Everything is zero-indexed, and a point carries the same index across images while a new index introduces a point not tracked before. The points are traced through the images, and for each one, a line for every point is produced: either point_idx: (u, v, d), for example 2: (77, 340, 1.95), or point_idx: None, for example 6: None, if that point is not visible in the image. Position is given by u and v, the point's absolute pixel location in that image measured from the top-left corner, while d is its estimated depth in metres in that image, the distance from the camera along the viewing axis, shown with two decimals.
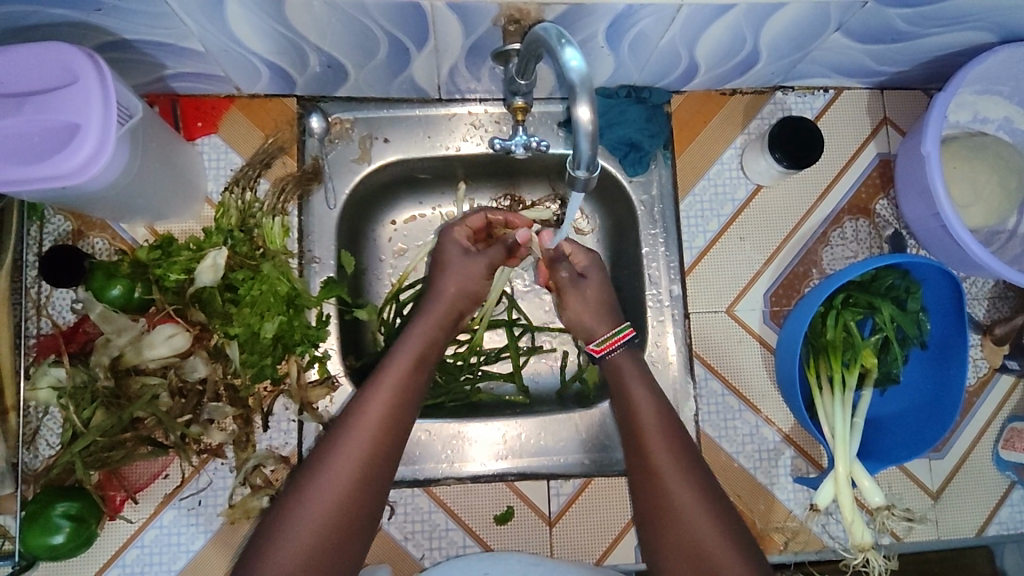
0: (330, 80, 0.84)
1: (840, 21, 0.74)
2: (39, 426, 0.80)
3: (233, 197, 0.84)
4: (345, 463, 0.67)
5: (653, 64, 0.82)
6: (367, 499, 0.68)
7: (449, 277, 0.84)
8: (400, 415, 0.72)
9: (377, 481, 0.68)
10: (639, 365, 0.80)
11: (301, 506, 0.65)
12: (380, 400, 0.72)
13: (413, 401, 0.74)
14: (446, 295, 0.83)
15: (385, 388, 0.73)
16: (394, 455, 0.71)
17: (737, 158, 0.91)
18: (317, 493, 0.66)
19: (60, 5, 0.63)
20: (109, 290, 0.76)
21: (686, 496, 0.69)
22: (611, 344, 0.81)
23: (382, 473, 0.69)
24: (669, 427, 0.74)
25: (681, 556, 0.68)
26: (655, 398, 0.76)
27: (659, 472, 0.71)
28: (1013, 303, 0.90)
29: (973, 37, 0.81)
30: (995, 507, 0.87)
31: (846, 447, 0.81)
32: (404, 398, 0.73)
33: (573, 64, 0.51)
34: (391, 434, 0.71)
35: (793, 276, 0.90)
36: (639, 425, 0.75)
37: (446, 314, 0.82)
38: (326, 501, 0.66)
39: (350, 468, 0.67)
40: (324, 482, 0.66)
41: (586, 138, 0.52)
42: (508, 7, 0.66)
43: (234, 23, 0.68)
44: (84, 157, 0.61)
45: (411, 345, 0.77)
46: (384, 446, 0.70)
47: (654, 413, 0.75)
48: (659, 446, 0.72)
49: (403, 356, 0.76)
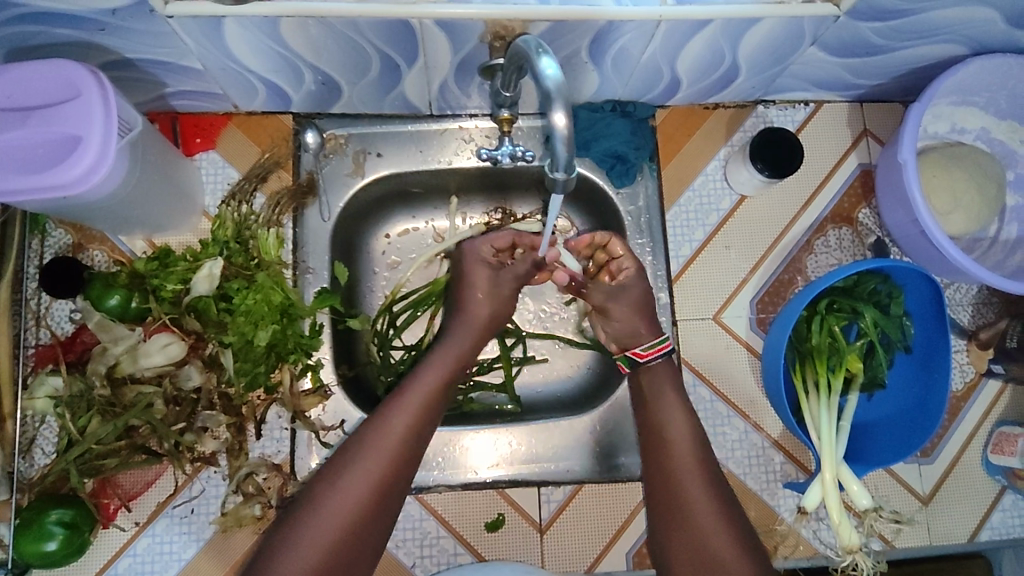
0: (325, 97, 0.87)
1: (815, 35, 0.77)
2: (36, 435, 0.81)
3: (230, 209, 0.87)
4: (364, 479, 0.66)
5: (637, 78, 0.85)
6: (380, 518, 0.66)
7: (472, 295, 0.85)
8: (420, 431, 0.71)
9: (391, 501, 0.67)
10: (669, 375, 0.81)
11: (315, 514, 0.64)
12: (401, 417, 0.71)
13: (432, 421, 0.73)
14: (468, 312, 0.84)
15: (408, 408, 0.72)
16: (411, 471, 0.69)
17: (721, 169, 0.94)
18: (330, 502, 0.64)
19: (65, 25, 0.66)
20: (108, 299, 0.78)
21: (704, 501, 0.70)
22: (654, 351, 0.81)
23: (398, 488, 0.68)
24: (692, 435, 0.76)
25: (692, 563, 0.67)
26: (682, 405, 0.79)
27: (675, 473, 0.73)
28: (996, 308, 0.91)
29: (946, 50, 0.83)
30: (986, 512, 0.87)
31: (832, 449, 0.81)
32: (425, 418, 0.72)
33: (549, 72, 0.53)
34: (410, 454, 0.70)
35: (778, 283, 0.91)
36: (656, 426, 0.77)
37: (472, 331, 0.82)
38: (340, 516, 0.64)
39: (370, 482, 0.66)
40: (338, 498, 0.65)
41: (563, 143, 0.54)
42: (494, 24, 0.69)
43: (232, 42, 0.71)
44: (84, 168, 0.63)
45: (435, 370, 0.76)
46: (404, 461, 0.69)
47: (682, 421, 0.77)
48: (676, 438, 0.75)
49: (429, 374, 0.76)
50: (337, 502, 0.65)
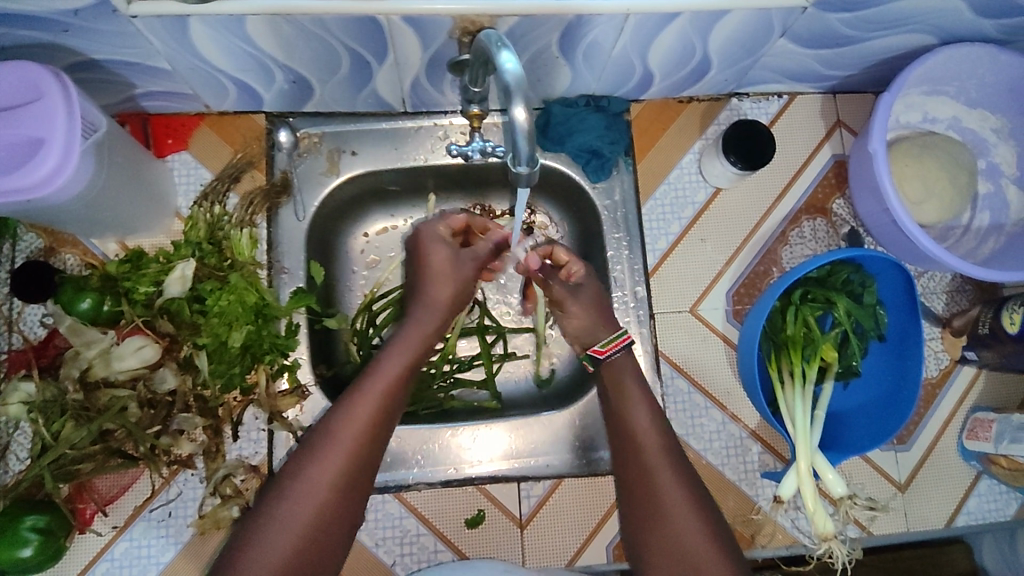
0: (298, 96, 0.86)
1: (784, 26, 0.77)
2: (9, 441, 0.80)
3: (202, 210, 0.86)
4: (324, 476, 0.65)
5: (610, 72, 0.85)
6: (344, 515, 0.66)
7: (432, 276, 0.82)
8: (381, 422, 0.70)
9: (354, 496, 0.66)
10: (634, 366, 0.80)
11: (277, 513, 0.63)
12: (360, 411, 0.69)
13: (395, 410, 0.72)
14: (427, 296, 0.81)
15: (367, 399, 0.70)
16: (372, 464, 0.69)
17: (696, 163, 0.94)
18: (292, 500, 0.64)
19: (27, 26, 0.66)
20: (79, 303, 0.78)
21: (678, 497, 0.69)
22: (614, 346, 0.79)
23: (361, 482, 0.67)
24: (659, 427, 0.74)
25: (667, 559, 0.67)
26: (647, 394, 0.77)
27: (645, 468, 0.71)
28: (970, 296, 0.92)
29: (915, 40, 0.84)
30: (961, 498, 0.88)
31: (808, 439, 0.82)
32: (387, 410, 0.71)
33: (509, 67, 0.53)
34: (372, 447, 0.68)
35: (754, 275, 0.92)
36: (623, 418, 0.75)
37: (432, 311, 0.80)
38: (302, 515, 0.63)
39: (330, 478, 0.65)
40: (298, 497, 0.64)
41: (524, 138, 0.54)
42: (462, 20, 0.69)
43: (199, 42, 0.71)
44: (49, 169, 0.63)
45: (395, 356, 0.75)
46: (365, 453, 0.68)
47: (649, 414, 0.75)
48: (643, 428, 0.74)
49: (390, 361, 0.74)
50: (299, 500, 0.64)
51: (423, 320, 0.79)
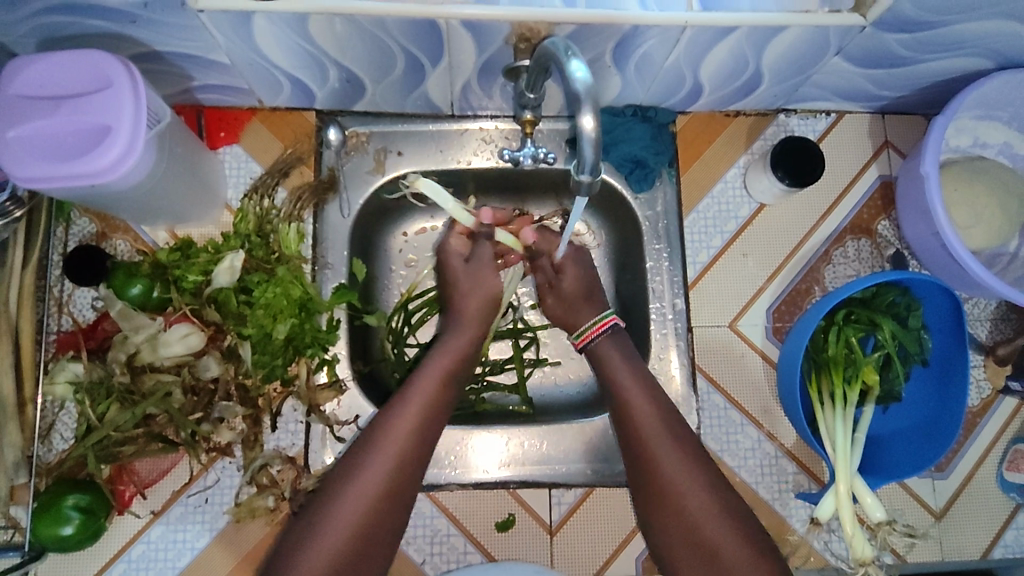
0: (349, 95, 0.88)
1: (839, 45, 0.77)
2: (54, 420, 0.82)
3: (252, 204, 0.88)
4: (381, 469, 0.68)
5: (659, 84, 0.86)
6: (395, 510, 0.68)
7: (466, 292, 0.87)
8: (427, 428, 0.72)
9: (402, 501, 0.68)
10: (620, 344, 0.83)
11: (331, 514, 0.65)
12: (415, 408, 0.73)
13: (440, 417, 0.74)
14: (468, 313, 0.86)
15: (417, 401, 0.74)
16: (420, 469, 0.70)
17: (741, 177, 0.94)
18: (344, 503, 0.66)
19: (98, 17, 0.67)
20: (129, 288, 0.79)
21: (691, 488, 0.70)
22: (589, 335, 0.84)
23: (409, 486, 0.69)
24: (670, 432, 0.74)
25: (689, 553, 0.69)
26: (650, 396, 0.77)
27: (661, 478, 0.72)
28: (1015, 325, 0.90)
29: (971, 64, 0.83)
30: (999, 530, 0.86)
31: (847, 461, 0.81)
32: (437, 410, 0.74)
33: (578, 75, 0.53)
34: (421, 447, 0.71)
35: (795, 293, 0.91)
36: (635, 424, 0.75)
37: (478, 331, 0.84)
38: (360, 503, 0.66)
39: (379, 482, 0.67)
40: (349, 500, 0.66)
41: (589, 146, 0.55)
42: (520, 26, 0.70)
43: (261, 38, 0.72)
44: (114, 157, 0.64)
45: (438, 365, 0.78)
46: (414, 459, 0.70)
47: (655, 416, 0.75)
48: (648, 421, 0.75)
49: (435, 369, 0.77)
50: (351, 502, 0.66)
51: (462, 331, 0.83)
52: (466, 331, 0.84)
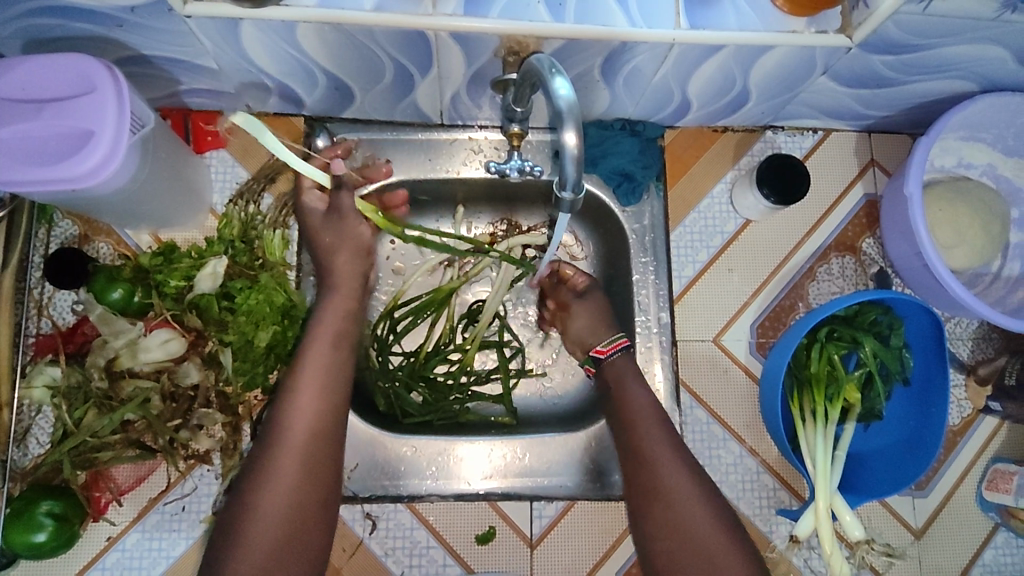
0: (338, 102, 0.87)
1: (826, 64, 0.77)
2: (31, 424, 0.81)
3: (237, 209, 0.87)
4: (292, 461, 0.65)
5: (647, 99, 0.86)
6: (321, 486, 0.66)
7: (339, 250, 0.80)
8: (334, 397, 0.70)
9: (326, 476, 0.67)
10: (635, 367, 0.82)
11: (256, 498, 0.63)
12: (310, 381, 0.70)
13: (343, 382, 0.72)
14: (342, 268, 0.79)
15: (314, 371, 0.71)
16: (336, 441, 0.69)
17: (727, 192, 0.94)
18: (268, 484, 0.64)
19: (84, 20, 0.67)
20: (109, 293, 0.78)
21: (677, 476, 0.71)
22: (612, 347, 0.83)
23: (329, 459, 0.67)
24: (676, 452, 0.73)
25: (671, 542, 0.68)
26: (658, 418, 0.76)
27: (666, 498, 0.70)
28: (997, 344, 0.91)
29: (956, 86, 0.84)
30: (977, 549, 0.86)
31: (827, 478, 0.81)
32: (333, 384, 0.71)
33: (562, 93, 0.53)
34: (329, 417, 0.69)
35: (780, 309, 0.91)
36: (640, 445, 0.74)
37: (356, 288, 0.79)
38: (283, 488, 0.64)
39: (295, 458, 0.66)
40: (271, 483, 0.64)
41: (571, 162, 0.55)
42: (508, 39, 0.70)
43: (249, 45, 0.72)
44: (95, 162, 0.64)
45: (325, 329, 0.74)
46: (325, 430, 0.68)
47: (650, 408, 0.77)
48: (642, 412, 0.77)
49: (323, 334, 0.74)
50: (274, 483, 0.64)
51: (340, 291, 0.78)
52: (341, 293, 0.78)
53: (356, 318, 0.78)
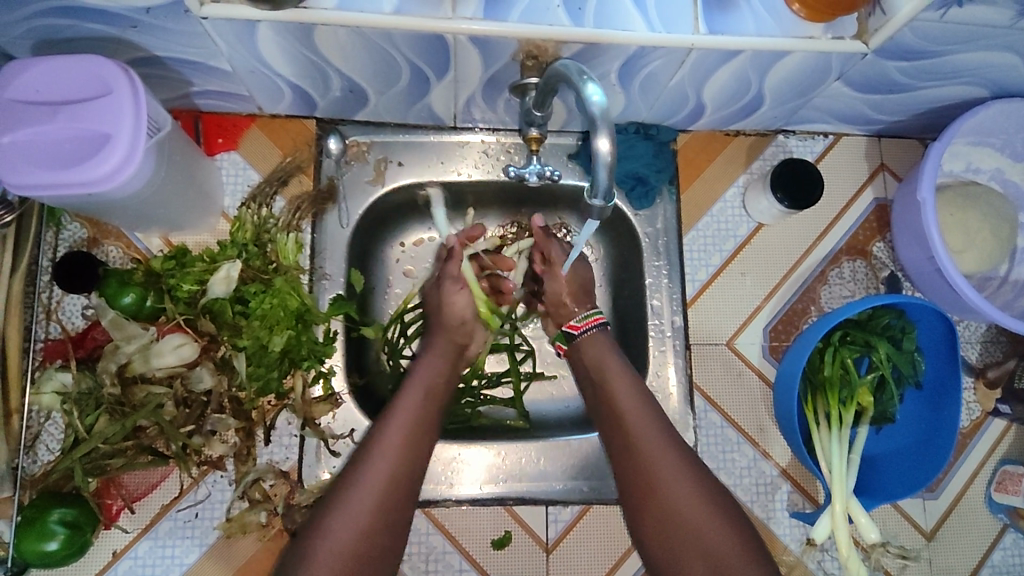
0: (351, 104, 0.87)
1: (841, 70, 0.78)
2: (40, 431, 0.80)
3: (250, 212, 0.86)
4: (373, 490, 0.68)
5: (662, 103, 0.86)
6: (393, 525, 0.67)
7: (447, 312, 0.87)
8: (420, 441, 0.73)
9: (399, 516, 0.68)
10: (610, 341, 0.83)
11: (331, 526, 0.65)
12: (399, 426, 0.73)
13: (430, 430, 0.75)
14: (447, 329, 0.86)
15: (405, 414, 0.74)
16: (414, 486, 0.71)
17: (740, 196, 0.94)
18: (345, 514, 0.66)
19: (97, 20, 0.66)
20: (121, 298, 0.77)
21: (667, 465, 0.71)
22: (586, 323, 0.84)
23: (406, 500, 0.69)
24: (663, 433, 0.74)
25: (666, 534, 0.69)
26: (642, 398, 0.77)
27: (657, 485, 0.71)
28: (1005, 347, 0.92)
29: (968, 92, 0.85)
30: (987, 550, 0.87)
31: (843, 481, 0.82)
32: (421, 428, 0.74)
33: (594, 99, 0.53)
34: (413, 459, 0.71)
35: (792, 312, 0.92)
36: (631, 434, 0.74)
37: (450, 349, 0.85)
38: (355, 521, 0.65)
39: (376, 494, 0.67)
40: (346, 513, 0.66)
41: (604, 169, 0.54)
42: (528, 43, 0.70)
43: (264, 47, 0.71)
44: (112, 166, 0.63)
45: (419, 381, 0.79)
46: (408, 470, 0.70)
47: (634, 395, 0.76)
48: (625, 402, 0.76)
49: (418, 385, 0.78)
50: (351, 514, 0.66)
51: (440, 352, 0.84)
52: (437, 355, 0.84)
53: (448, 378, 0.83)
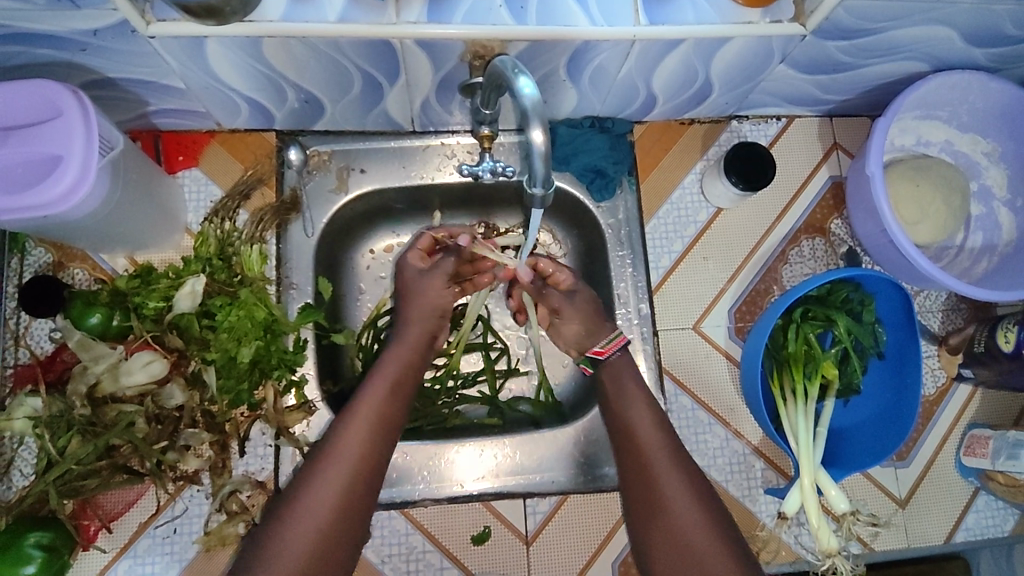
0: (307, 115, 0.88)
1: (783, 53, 0.79)
2: (13, 457, 0.80)
3: (212, 226, 0.87)
4: (329, 488, 0.68)
5: (613, 96, 0.88)
6: (353, 520, 0.68)
7: (414, 302, 0.87)
8: (380, 438, 0.73)
9: (358, 512, 0.69)
10: (634, 368, 0.83)
11: (290, 523, 0.65)
12: (360, 426, 0.73)
13: (391, 426, 0.75)
14: (413, 318, 0.86)
15: (366, 412, 0.74)
16: (372, 482, 0.71)
17: (698, 183, 0.96)
18: (302, 513, 0.66)
19: (45, 45, 0.67)
20: (87, 318, 0.78)
21: (660, 461, 0.74)
22: (612, 346, 0.83)
23: (364, 495, 0.70)
24: (672, 450, 0.75)
25: (660, 529, 0.70)
26: (650, 404, 0.79)
27: (664, 504, 0.71)
28: (965, 314, 0.94)
29: (910, 67, 0.87)
30: (960, 514, 0.89)
31: (810, 454, 0.83)
32: (384, 425, 0.74)
33: (526, 91, 0.55)
34: (373, 457, 0.72)
35: (755, 293, 0.94)
36: (637, 448, 0.75)
37: (421, 337, 0.86)
38: (312, 520, 0.66)
39: (333, 492, 0.68)
40: (303, 513, 0.66)
41: (540, 159, 0.56)
42: (473, 44, 0.71)
43: (215, 63, 0.73)
44: (66, 186, 0.64)
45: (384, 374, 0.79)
46: (367, 467, 0.71)
47: (646, 406, 0.78)
48: (635, 405, 0.78)
49: (384, 380, 0.78)
50: (307, 514, 0.66)
51: (408, 340, 0.85)
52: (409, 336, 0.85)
53: (414, 368, 0.82)
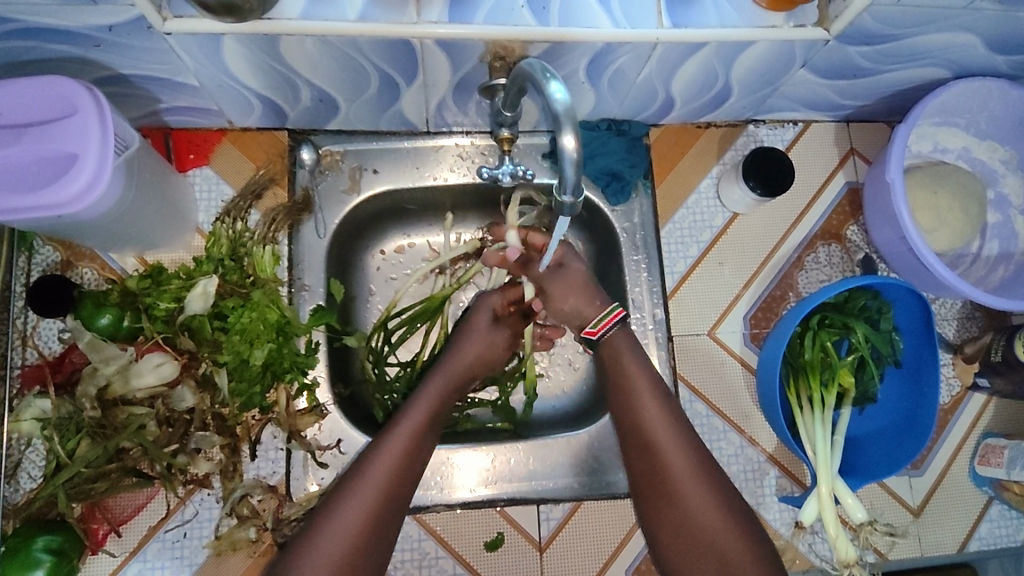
0: (321, 114, 0.87)
1: (805, 57, 0.79)
2: (21, 459, 0.79)
3: (224, 226, 0.85)
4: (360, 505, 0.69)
5: (631, 99, 0.87)
6: (383, 535, 0.69)
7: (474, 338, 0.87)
8: (415, 460, 0.74)
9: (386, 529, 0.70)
10: (632, 340, 0.82)
11: (321, 537, 0.66)
12: (398, 446, 0.73)
13: (425, 446, 0.76)
14: (467, 351, 0.85)
15: (406, 434, 0.75)
16: (401, 501, 0.72)
17: (714, 187, 0.95)
18: (334, 527, 0.67)
19: (58, 41, 0.65)
20: (98, 319, 0.76)
21: (672, 451, 0.73)
22: (606, 324, 0.81)
23: (394, 511, 0.71)
24: (685, 441, 0.74)
25: (668, 520, 0.72)
26: (658, 389, 0.77)
27: (674, 494, 0.72)
28: (980, 323, 0.93)
29: (930, 73, 0.86)
30: (974, 523, 0.89)
31: (827, 463, 0.82)
32: (419, 446, 0.75)
33: (557, 97, 0.54)
34: (406, 480, 0.72)
35: (771, 299, 0.93)
36: (648, 438, 0.74)
37: (466, 363, 0.84)
38: (343, 536, 0.66)
39: (365, 512, 0.68)
40: (336, 530, 0.67)
41: (570, 165, 0.55)
42: (494, 45, 0.70)
43: (230, 60, 0.71)
44: (82, 185, 0.62)
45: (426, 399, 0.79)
46: (399, 488, 0.71)
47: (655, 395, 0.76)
48: (642, 392, 0.77)
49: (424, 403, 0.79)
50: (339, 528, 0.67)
51: (454, 359, 0.84)
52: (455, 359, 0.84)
53: (455, 391, 0.82)
